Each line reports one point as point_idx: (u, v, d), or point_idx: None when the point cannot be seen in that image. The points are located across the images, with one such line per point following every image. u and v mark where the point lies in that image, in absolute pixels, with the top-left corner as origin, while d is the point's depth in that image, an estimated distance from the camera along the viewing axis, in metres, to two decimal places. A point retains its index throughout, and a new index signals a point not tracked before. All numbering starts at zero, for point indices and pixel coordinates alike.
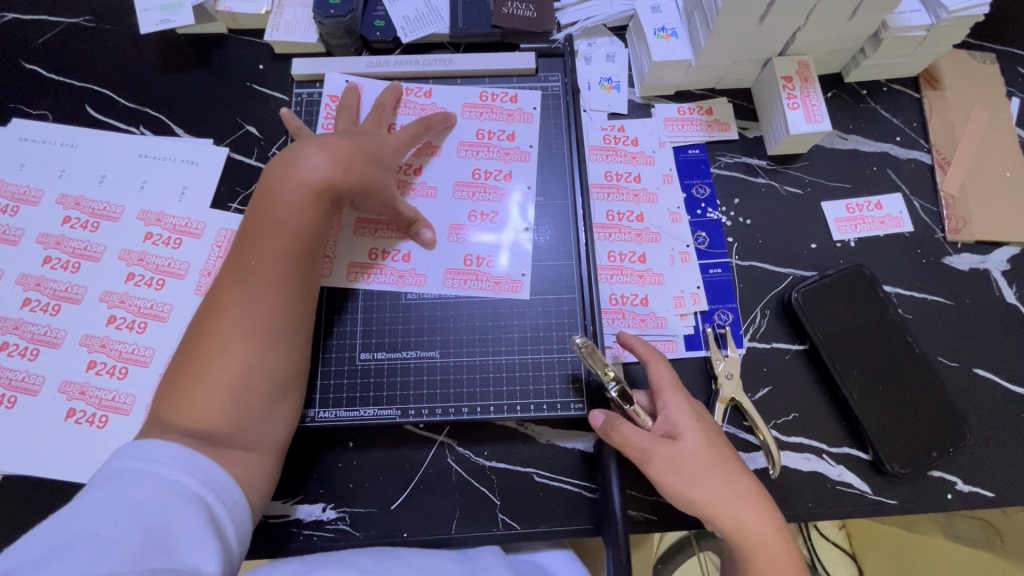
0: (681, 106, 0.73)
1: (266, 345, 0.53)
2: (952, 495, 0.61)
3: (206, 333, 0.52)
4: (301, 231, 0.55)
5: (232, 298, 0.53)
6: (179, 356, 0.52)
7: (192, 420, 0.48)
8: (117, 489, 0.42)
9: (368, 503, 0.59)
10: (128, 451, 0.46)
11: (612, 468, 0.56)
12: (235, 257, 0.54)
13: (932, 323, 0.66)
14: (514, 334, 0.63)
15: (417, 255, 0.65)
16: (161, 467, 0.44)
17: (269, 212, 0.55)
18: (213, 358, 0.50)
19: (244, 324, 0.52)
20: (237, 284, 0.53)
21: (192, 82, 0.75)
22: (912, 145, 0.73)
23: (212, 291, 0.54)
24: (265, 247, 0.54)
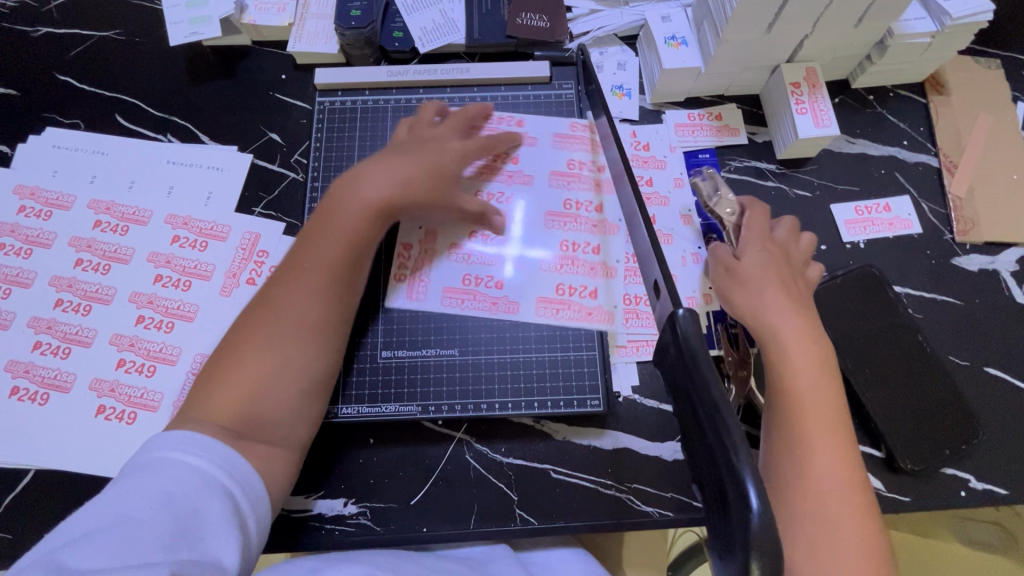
0: (691, 112, 0.75)
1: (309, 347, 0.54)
2: (965, 492, 0.61)
3: (254, 328, 0.54)
4: (355, 239, 0.58)
5: (283, 297, 0.55)
6: (223, 349, 0.54)
7: (222, 414, 0.50)
8: (151, 477, 0.44)
9: (388, 498, 0.60)
10: (160, 440, 0.47)
11: (690, 326, 0.39)
12: (292, 260, 0.57)
13: (942, 322, 0.67)
14: (530, 332, 0.64)
15: (509, 282, 0.66)
16: (192, 458, 0.46)
17: (330, 220, 0.58)
18: (262, 352, 0.52)
19: (292, 322, 0.54)
20: (288, 282, 0.55)
21: (218, 92, 0.77)
22: (919, 149, 0.74)
23: (263, 288, 0.57)
24: (319, 251, 0.56)
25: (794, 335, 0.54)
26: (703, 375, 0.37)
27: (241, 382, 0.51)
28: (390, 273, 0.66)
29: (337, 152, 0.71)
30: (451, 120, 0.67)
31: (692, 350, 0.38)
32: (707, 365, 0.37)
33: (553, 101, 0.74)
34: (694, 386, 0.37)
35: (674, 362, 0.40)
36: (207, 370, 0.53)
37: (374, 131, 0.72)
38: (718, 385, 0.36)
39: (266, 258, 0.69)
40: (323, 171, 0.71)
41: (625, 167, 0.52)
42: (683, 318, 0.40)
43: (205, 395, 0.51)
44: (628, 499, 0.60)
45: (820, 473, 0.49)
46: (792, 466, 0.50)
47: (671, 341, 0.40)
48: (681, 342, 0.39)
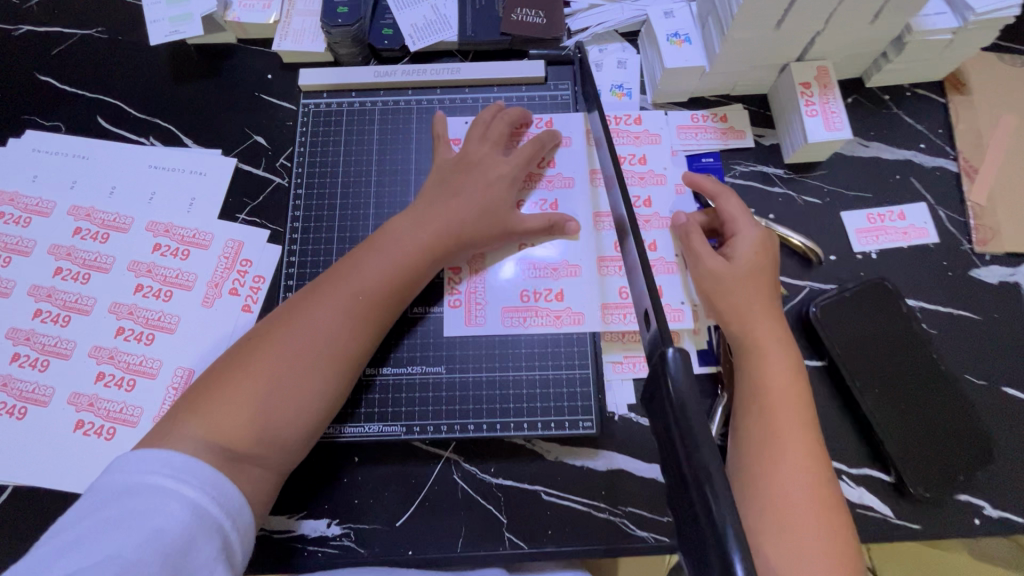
0: (695, 113, 0.71)
1: (325, 367, 0.54)
2: (980, 520, 0.58)
3: (288, 347, 0.53)
4: (403, 275, 0.57)
5: (316, 317, 0.54)
6: (245, 359, 0.53)
7: (217, 410, 0.50)
8: (140, 508, 0.44)
9: (373, 519, 0.58)
10: (150, 458, 0.46)
11: (680, 372, 0.36)
12: (332, 277, 0.57)
13: (959, 338, 0.63)
14: (522, 350, 0.61)
15: (571, 293, 0.62)
16: (183, 488, 0.45)
17: (381, 251, 0.58)
18: (291, 373, 0.52)
19: (327, 350, 0.54)
20: (328, 306, 0.55)
21: (202, 93, 0.75)
22: (937, 152, 0.70)
23: (291, 301, 0.57)
24: (367, 282, 0.56)
25: (768, 346, 0.56)
26: (690, 429, 0.34)
27: (268, 400, 0.51)
28: (445, 294, 0.63)
29: (322, 157, 0.69)
30: (496, 133, 0.64)
31: (681, 398, 0.35)
32: (695, 417, 0.34)
33: (549, 102, 0.70)
34: (679, 439, 0.34)
35: (660, 407, 0.37)
36: (216, 367, 0.54)
37: (361, 135, 0.69)
38: (707, 443, 0.33)
39: (250, 267, 0.67)
40: (306, 177, 0.68)
41: (624, 198, 0.49)
42: (672, 360, 0.37)
43: (220, 404, 0.50)
44: (622, 523, 0.57)
45: (782, 482, 0.50)
46: (759, 464, 0.52)
47: (658, 385, 0.38)
48: (669, 388, 0.36)
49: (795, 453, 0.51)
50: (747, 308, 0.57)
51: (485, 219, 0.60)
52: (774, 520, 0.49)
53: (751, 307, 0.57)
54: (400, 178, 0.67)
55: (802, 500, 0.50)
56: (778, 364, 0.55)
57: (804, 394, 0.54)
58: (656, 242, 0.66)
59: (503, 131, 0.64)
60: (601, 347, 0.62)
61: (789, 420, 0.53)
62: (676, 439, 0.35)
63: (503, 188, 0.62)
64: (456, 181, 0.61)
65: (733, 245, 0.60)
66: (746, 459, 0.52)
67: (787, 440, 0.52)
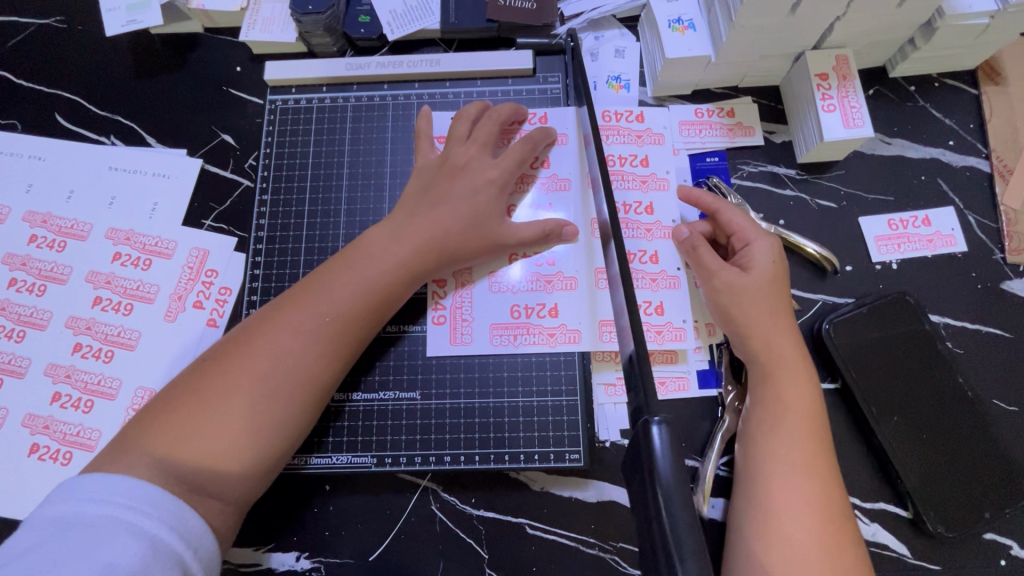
0: (698, 107, 0.65)
1: (287, 398, 0.47)
2: (1005, 561, 0.53)
3: (248, 369, 0.46)
4: (370, 294, 0.51)
5: (279, 340, 0.48)
6: (198, 382, 0.46)
7: (163, 442, 0.44)
8: (88, 541, 0.38)
9: (345, 553, 0.54)
10: (98, 485, 0.41)
11: (666, 456, 0.30)
12: (301, 293, 0.50)
13: (987, 358, 0.58)
14: (504, 373, 0.56)
15: (564, 308, 0.57)
16: (138, 518, 0.40)
17: (353, 268, 0.51)
18: (252, 400, 0.46)
19: (290, 377, 0.47)
20: (293, 327, 0.48)
21: (166, 87, 0.69)
22: (968, 150, 0.63)
23: (255, 318, 0.51)
24: (331, 298, 0.50)
25: (781, 372, 0.51)
26: (676, 533, 0.27)
27: (221, 433, 0.45)
28: (429, 310, 0.57)
29: (289, 159, 0.63)
30: (483, 133, 0.58)
31: (667, 492, 0.29)
32: (683, 518, 0.28)
33: (538, 96, 0.64)
34: (660, 546, 0.27)
35: (636, 499, 0.30)
36: (166, 390, 0.48)
37: (332, 134, 0.64)
38: (697, 556, 0.26)
39: (215, 278, 0.62)
40: (272, 181, 0.63)
41: (610, 213, 0.43)
42: (657, 438, 0.31)
43: (172, 427, 0.44)
44: (613, 561, 0.53)
45: (790, 524, 0.45)
46: (754, 509, 0.47)
47: (637, 469, 0.31)
48: (651, 474, 0.30)
49: (795, 502, 0.46)
50: (758, 328, 0.52)
51: (467, 229, 0.54)
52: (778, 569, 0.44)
53: (762, 327, 0.52)
54: (374, 182, 0.62)
55: (812, 549, 0.44)
56: (794, 391, 0.50)
57: (823, 433, 0.49)
58: (658, 253, 0.60)
59: (494, 130, 0.58)
60: (590, 369, 0.57)
61: (799, 455, 0.48)
62: (657, 545, 0.27)
63: (491, 194, 0.56)
64: (433, 185, 0.56)
65: (747, 254, 0.55)
66: (743, 501, 0.48)
67: (783, 485, 0.47)
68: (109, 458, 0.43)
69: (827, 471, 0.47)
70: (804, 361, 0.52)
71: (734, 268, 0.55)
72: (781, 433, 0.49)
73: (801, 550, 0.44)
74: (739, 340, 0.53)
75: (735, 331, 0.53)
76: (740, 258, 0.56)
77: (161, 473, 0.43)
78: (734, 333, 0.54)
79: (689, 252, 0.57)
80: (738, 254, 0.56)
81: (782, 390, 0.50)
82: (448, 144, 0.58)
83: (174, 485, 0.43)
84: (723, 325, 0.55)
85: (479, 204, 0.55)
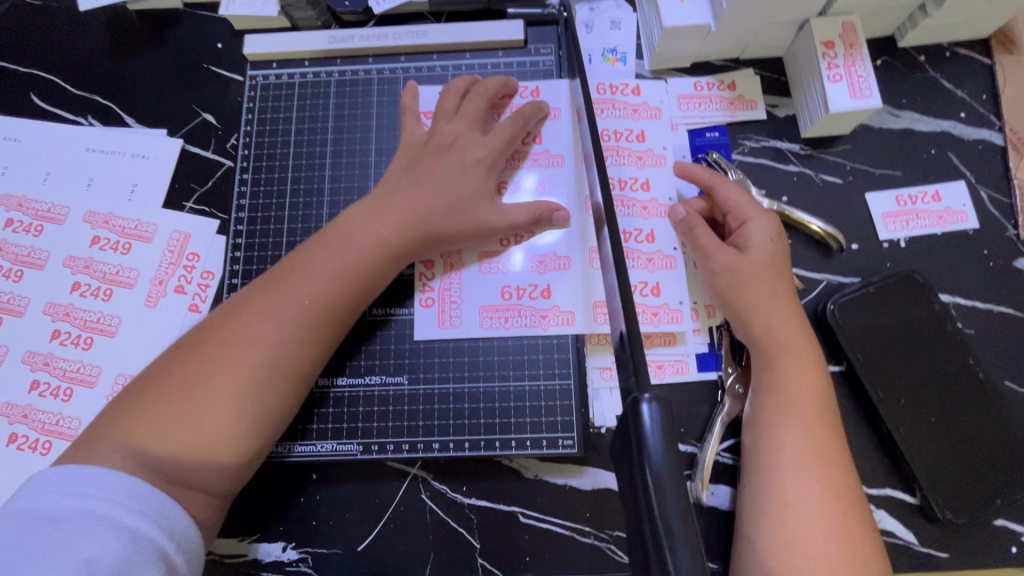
0: (698, 80, 0.62)
1: (265, 384, 0.45)
2: (1016, 548, 0.51)
3: (225, 355, 0.44)
4: (353, 277, 0.49)
5: (257, 323, 0.46)
6: (174, 369, 0.44)
7: (137, 434, 0.42)
8: (63, 535, 0.36)
9: (332, 543, 0.52)
10: (74, 478, 0.39)
11: (656, 437, 0.28)
12: (278, 275, 0.48)
13: (998, 339, 0.55)
14: (494, 357, 0.54)
15: (557, 289, 0.55)
16: (117, 511, 0.38)
17: (335, 249, 0.49)
18: (230, 388, 0.44)
19: (269, 363, 0.45)
20: (272, 312, 0.46)
21: (145, 65, 0.66)
22: (980, 122, 0.60)
23: (231, 301, 0.48)
24: (308, 279, 0.48)
25: (783, 354, 0.49)
26: (666, 521, 0.25)
27: (199, 423, 0.43)
28: (416, 293, 0.55)
29: (270, 137, 0.61)
30: (471, 109, 0.55)
31: (657, 475, 0.27)
32: (674, 501, 0.26)
33: (530, 69, 0.61)
34: (650, 533, 0.26)
35: (628, 481, 0.29)
36: (140, 378, 0.46)
37: (314, 111, 0.61)
38: (689, 549, 0.25)
39: (197, 262, 0.60)
40: (253, 160, 0.60)
41: (602, 184, 0.41)
42: (647, 417, 0.28)
43: (147, 416, 0.42)
44: (609, 549, 0.51)
45: (798, 513, 0.43)
46: (763, 502, 0.45)
47: (626, 450, 0.29)
48: (642, 456, 0.28)
49: (804, 493, 0.44)
50: (759, 309, 0.50)
51: (455, 209, 0.52)
52: (790, 562, 0.42)
53: (763, 309, 0.50)
54: (359, 160, 0.60)
55: (820, 538, 0.42)
56: (798, 374, 0.48)
57: (831, 419, 0.47)
58: (654, 231, 0.58)
59: (481, 106, 0.56)
60: (584, 352, 0.55)
61: (804, 440, 0.46)
62: (647, 537, 0.26)
63: (480, 172, 0.53)
64: (420, 163, 0.53)
65: (744, 233, 0.53)
66: (751, 494, 0.46)
67: (791, 475, 0.45)
68: (83, 448, 0.42)
69: (836, 459, 0.45)
70: (807, 342, 0.50)
71: (733, 249, 0.53)
72: (783, 419, 0.47)
73: (812, 544, 0.42)
74: (740, 323, 0.51)
75: (734, 313, 0.51)
76: (737, 237, 0.53)
77: (137, 464, 0.41)
78: (735, 316, 0.51)
79: (686, 232, 0.54)
80: (735, 234, 0.54)
81: (783, 373, 0.48)
82: (435, 121, 0.55)
83: (151, 477, 0.41)
84: (722, 308, 0.52)
85: (469, 182, 0.53)
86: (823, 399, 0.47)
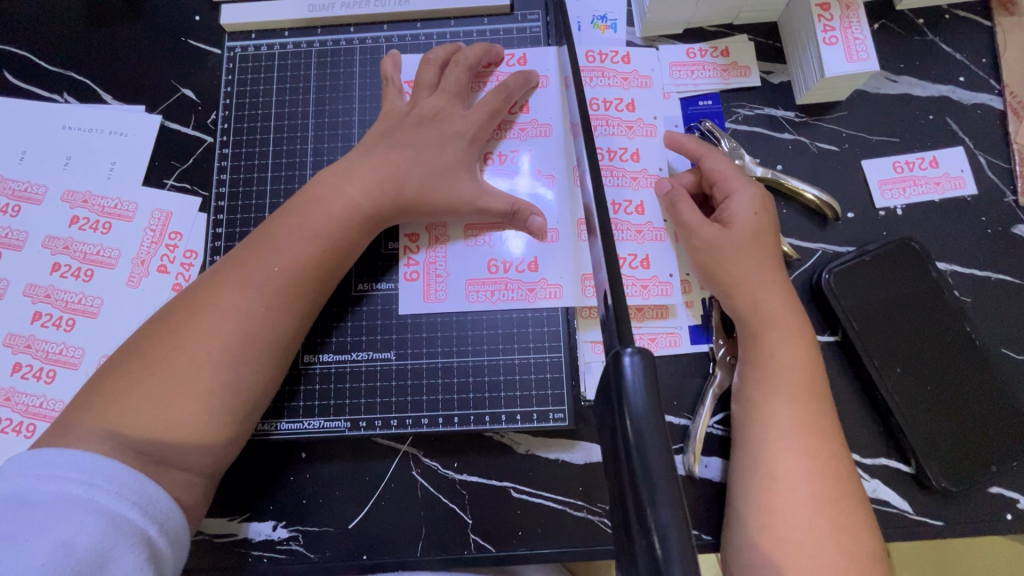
0: (690, 47, 0.60)
1: (245, 361, 0.44)
2: (1011, 515, 0.51)
3: (202, 332, 0.43)
4: (335, 251, 0.48)
5: (237, 299, 0.45)
6: (151, 347, 0.43)
7: (113, 416, 0.41)
8: (40, 519, 0.36)
9: (324, 521, 0.51)
10: (50, 461, 0.38)
11: (639, 391, 0.27)
12: (256, 249, 0.47)
13: (995, 306, 0.54)
14: (483, 331, 0.53)
15: (545, 263, 0.53)
16: (95, 494, 0.37)
17: (315, 220, 0.48)
18: (210, 365, 0.43)
19: (249, 340, 0.44)
20: (252, 286, 0.45)
21: (121, 39, 0.64)
22: (980, 86, 0.59)
23: (205, 276, 0.47)
24: (290, 253, 0.46)
25: (770, 325, 0.48)
26: (649, 476, 0.25)
27: (178, 402, 0.42)
28: (402, 267, 0.54)
29: (251, 110, 0.59)
30: (453, 81, 0.54)
31: (638, 429, 0.26)
32: (655, 455, 0.26)
33: (517, 36, 0.59)
34: (631, 486, 0.26)
35: (607, 435, 0.28)
36: (117, 356, 0.45)
37: (295, 83, 0.60)
38: (671, 502, 0.25)
39: (179, 241, 0.59)
40: (233, 134, 0.59)
41: (589, 153, 0.40)
42: (630, 370, 0.28)
43: (124, 395, 0.41)
44: (601, 523, 0.51)
45: (784, 482, 0.43)
46: (752, 473, 0.44)
47: (607, 405, 0.28)
48: (624, 411, 0.27)
49: (791, 462, 0.43)
50: (744, 282, 0.49)
51: (439, 180, 0.51)
52: (780, 531, 0.42)
53: (748, 283, 0.49)
54: (341, 133, 0.58)
55: (808, 508, 0.42)
56: (787, 345, 0.47)
57: (818, 387, 0.46)
58: (644, 203, 0.56)
59: (464, 76, 0.54)
60: (574, 326, 0.54)
61: (791, 410, 0.45)
62: (626, 489, 0.26)
63: (464, 144, 0.52)
64: (402, 133, 0.51)
65: (728, 208, 0.51)
66: (740, 466, 0.46)
67: (779, 446, 0.44)
68: (62, 431, 0.41)
69: (824, 429, 0.45)
70: (794, 312, 0.49)
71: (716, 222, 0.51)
72: (771, 388, 0.46)
73: (801, 515, 0.42)
74: (724, 297, 0.50)
75: (719, 287, 0.50)
76: (721, 212, 0.52)
77: (115, 444, 0.40)
78: (720, 291, 0.50)
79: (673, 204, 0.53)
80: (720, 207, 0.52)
81: (769, 344, 0.47)
82: (418, 91, 0.54)
83: (131, 457, 0.40)
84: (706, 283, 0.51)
85: (453, 152, 0.52)
86: (811, 369, 0.47)
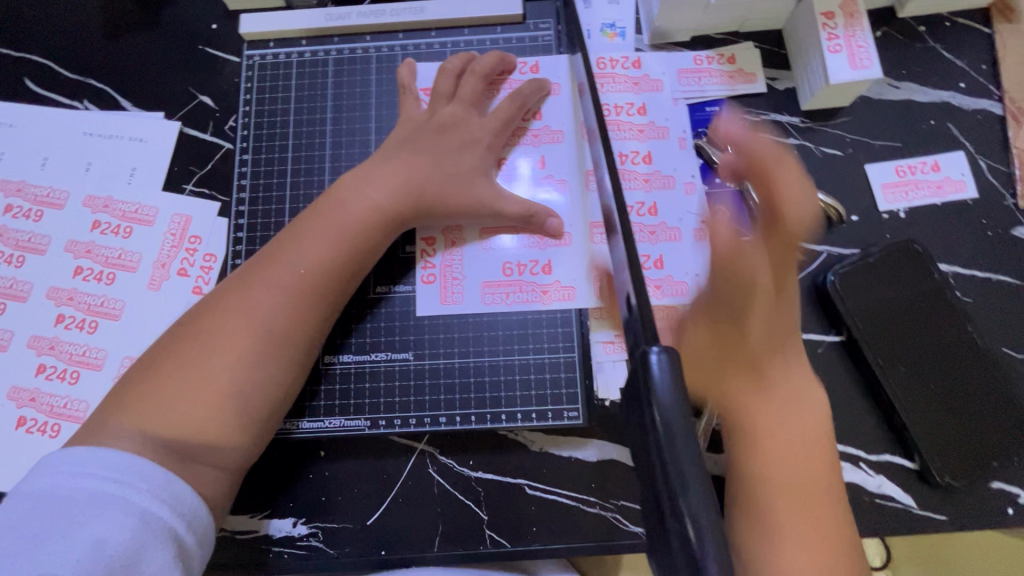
0: (698, 54, 0.62)
1: (270, 361, 0.45)
2: (1012, 509, 0.52)
3: (229, 334, 0.45)
4: (356, 255, 0.49)
5: (262, 301, 0.46)
6: (179, 348, 0.45)
7: (144, 416, 0.42)
8: (75, 517, 0.37)
9: (343, 518, 0.53)
10: (84, 459, 0.39)
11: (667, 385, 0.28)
12: (280, 252, 0.48)
13: (995, 307, 0.56)
14: (498, 332, 0.55)
15: (559, 264, 0.55)
16: (127, 492, 0.39)
17: (336, 225, 0.49)
18: (237, 366, 0.44)
19: (274, 342, 0.46)
20: (276, 289, 0.46)
21: (140, 47, 0.66)
22: (980, 92, 0.60)
23: (230, 279, 0.48)
24: (312, 256, 0.48)
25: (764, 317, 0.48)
26: (678, 464, 0.27)
27: (207, 401, 0.43)
28: (419, 270, 0.56)
29: (269, 117, 0.61)
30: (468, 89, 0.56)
31: (666, 419, 0.28)
32: (683, 444, 0.27)
33: (529, 45, 0.61)
34: (661, 474, 0.27)
35: (635, 427, 0.29)
36: (146, 357, 0.46)
37: (312, 90, 0.61)
38: (701, 489, 0.26)
39: (199, 244, 0.60)
40: (253, 140, 0.60)
41: (608, 159, 0.41)
42: (658, 366, 0.29)
43: (155, 395, 0.43)
44: (614, 519, 0.52)
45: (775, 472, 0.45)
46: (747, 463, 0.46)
47: (633, 398, 0.30)
48: (651, 403, 0.28)
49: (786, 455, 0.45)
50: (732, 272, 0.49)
51: (455, 186, 0.52)
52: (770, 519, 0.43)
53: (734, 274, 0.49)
54: (358, 139, 0.60)
55: (804, 499, 0.44)
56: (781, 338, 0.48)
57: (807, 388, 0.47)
58: (657, 205, 0.59)
59: (478, 84, 0.56)
60: (587, 326, 0.55)
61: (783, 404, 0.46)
62: (656, 477, 0.27)
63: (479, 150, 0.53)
64: (419, 140, 0.53)
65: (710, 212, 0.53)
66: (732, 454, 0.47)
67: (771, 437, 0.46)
68: (94, 430, 0.42)
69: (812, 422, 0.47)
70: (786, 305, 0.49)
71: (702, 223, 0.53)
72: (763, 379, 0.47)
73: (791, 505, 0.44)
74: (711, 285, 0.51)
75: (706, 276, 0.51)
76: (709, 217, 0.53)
77: (145, 443, 0.41)
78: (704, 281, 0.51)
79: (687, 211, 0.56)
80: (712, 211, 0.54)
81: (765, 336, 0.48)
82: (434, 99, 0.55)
83: (161, 455, 0.41)
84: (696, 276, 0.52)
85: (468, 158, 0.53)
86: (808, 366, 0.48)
